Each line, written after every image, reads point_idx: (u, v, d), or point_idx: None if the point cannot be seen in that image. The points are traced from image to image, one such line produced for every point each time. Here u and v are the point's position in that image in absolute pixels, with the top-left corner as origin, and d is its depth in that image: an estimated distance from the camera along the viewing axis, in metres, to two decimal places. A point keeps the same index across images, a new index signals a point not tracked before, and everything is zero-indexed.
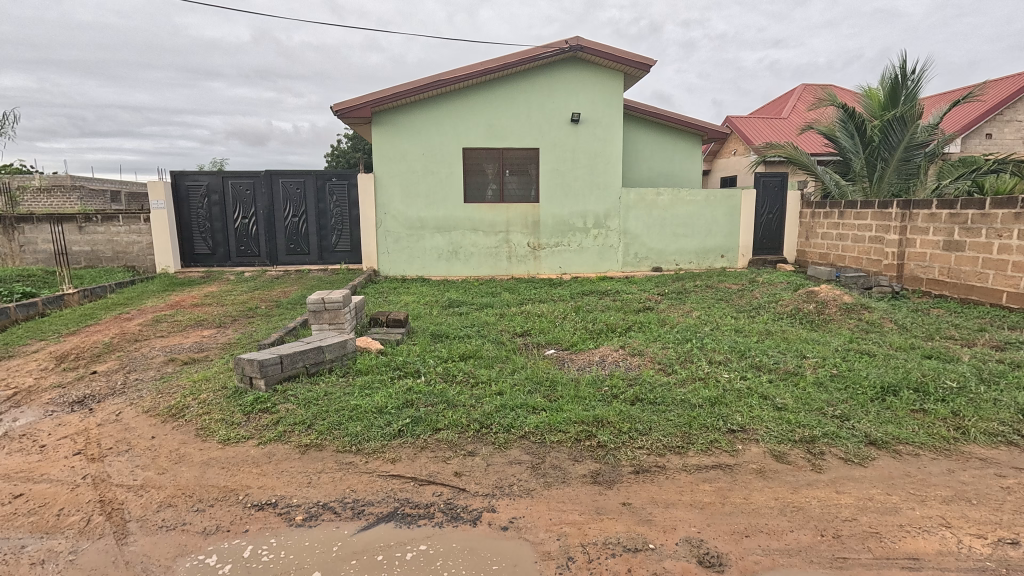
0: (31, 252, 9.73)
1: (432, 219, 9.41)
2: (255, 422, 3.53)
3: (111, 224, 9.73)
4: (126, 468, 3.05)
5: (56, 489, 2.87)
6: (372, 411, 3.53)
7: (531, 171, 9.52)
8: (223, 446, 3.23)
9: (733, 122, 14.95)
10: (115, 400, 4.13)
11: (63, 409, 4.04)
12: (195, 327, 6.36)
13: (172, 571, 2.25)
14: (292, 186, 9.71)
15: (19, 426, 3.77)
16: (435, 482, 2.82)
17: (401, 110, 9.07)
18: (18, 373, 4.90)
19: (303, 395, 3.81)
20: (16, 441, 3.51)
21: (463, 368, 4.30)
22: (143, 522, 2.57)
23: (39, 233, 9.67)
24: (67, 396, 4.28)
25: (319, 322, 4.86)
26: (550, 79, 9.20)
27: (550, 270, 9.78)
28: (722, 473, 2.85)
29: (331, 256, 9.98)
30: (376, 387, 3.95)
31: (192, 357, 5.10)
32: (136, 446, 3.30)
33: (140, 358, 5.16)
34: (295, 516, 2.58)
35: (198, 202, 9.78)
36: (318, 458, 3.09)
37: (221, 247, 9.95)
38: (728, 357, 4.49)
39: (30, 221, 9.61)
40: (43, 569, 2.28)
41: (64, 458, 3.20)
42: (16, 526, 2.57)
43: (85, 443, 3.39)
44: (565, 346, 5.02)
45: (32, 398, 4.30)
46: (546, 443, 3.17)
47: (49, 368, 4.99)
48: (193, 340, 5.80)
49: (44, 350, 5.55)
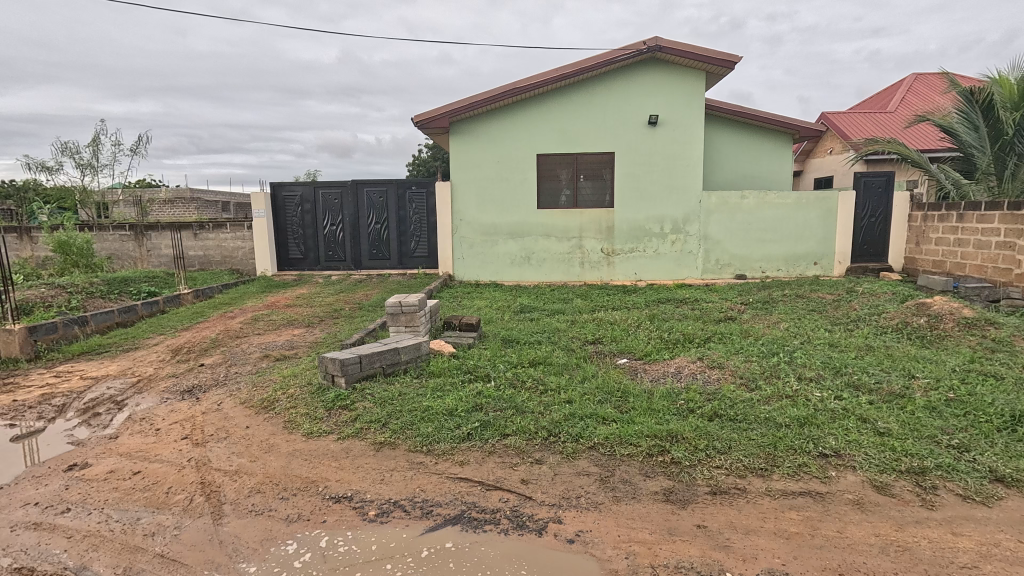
0: (156, 256, 11.05)
1: (506, 225, 9.52)
2: (335, 417, 3.73)
3: (221, 232, 10.82)
4: (224, 454, 3.34)
5: (166, 469, 3.20)
6: (443, 413, 3.61)
7: (606, 176, 9.36)
8: (306, 439, 3.45)
9: (828, 118, 13.81)
10: (217, 391, 4.56)
11: (175, 396, 4.52)
12: (287, 326, 6.88)
13: (260, 553, 2.42)
14: (375, 195, 10.25)
15: (141, 410, 4.27)
16: (502, 488, 2.83)
17: (476, 120, 9.28)
18: (142, 363, 5.55)
19: (380, 395, 3.97)
20: (137, 423, 3.97)
21: (534, 374, 4.29)
22: (236, 505, 2.80)
23: (163, 239, 10.96)
24: (180, 385, 4.79)
25: (395, 324, 5.06)
26: (626, 82, 9.02)
27: (625, 276, 9.52)
28: (813, 502, 2.60)
29: (409, 261, 10.42)
30: (447, 389, 4.03)
31: (283, 354, 5.52)
32: (233, 434, 3.61)
33: (240, 354, 5.66)
34: (368, 512, 2.69)
35: (293, 211, 10.58)
36: (391, 456, 3.20)
37: (312, 252, 10.69)
38: (821, 374, 4.12)
39: (156, 229, 10.91)
40: (152, 542, 2.53)
41: (174, 441, 3.58)
42: (134, 499, 2.90)
43: (192, 429, 3.76)
44: (639, 355, 4.85)
45: (152, 386, 4.86)
46: (616, 456, 3.07)
47: (166, 359, 5.62)
48: (285, 338, 6.27)
49: (163, 343, 6.26)
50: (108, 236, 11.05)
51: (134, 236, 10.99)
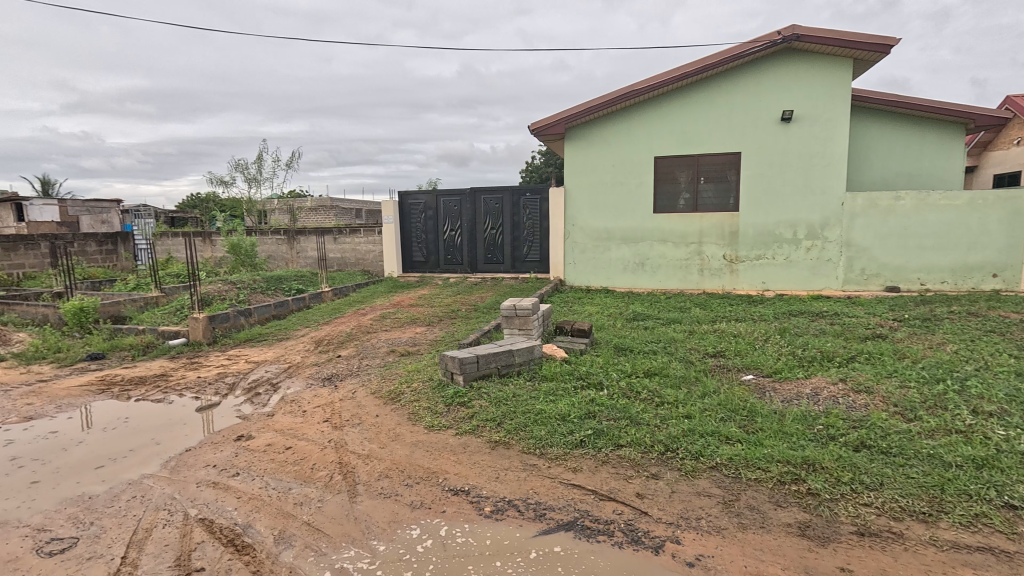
0: (303, 257, 12.56)
1: (620, 230, 9.33)
2: (454, 413, 3.94)
3: (356, 236, 12.00)
4: (358, 438, 3.69)
5: (312, 446, 3.62)
6: (556, 418, 3.63)
7: (730, 177, 8.76)
8: (428, 431, 3.69)
9: (1015, 103, 11.57)
10: (351, 380, 5.06)
11: (318, 382, 5.10)
12: (410, 324, 7.41)
13: (388, 533, 2.63)
14: (491, 201, 10.64)
15: (291, 392, 4.88)
16: (616, 499, 2.77)
17: (591, 125, 9.25)
18: (292, 351, 6.34)
19: (495, 394, 4.11)
20: (289, 404, 4.55)
21: (649, 385, 4.14)
22: (368, 486, 3.08)
23: (309, 243, 12.42)
24: (322, 373, 5.39)
25: (510, 326, 5.20)
26: (756, 76, 8.38)
27: (750, 285, 8.82)
28: (995, 561, 2.18)
29: (522, 265, 10.66)
30: (560, 394, 4.05)
31: (407, 350, 5.95)
32: (365, 421, 3.97)
33: (370, 348, 6.22)
34: (484, 507, 2.80)
35: (417, 217, 11.37)
36: (505, 455, 3.30)
37: (433, 255, 11.40)
38: (1006, 409, 3.44)
39: (304, 234, 12.40)
40: (301, 510, 2.87)
41: (318, 423, 4.03)
42: (286, 471, 3.32)
43: (331, 412, 4.21)
44: (767, 372, 4.46)
45: (299, 372, 5.52)
46: (741, 479, 2.85)
47: (311, 349, 6.36)
48: (408, 335, 6.76)
49: (309, 335, 7.09)
50: (267, 240, 12.80)
51: (286, 240, 12.59)
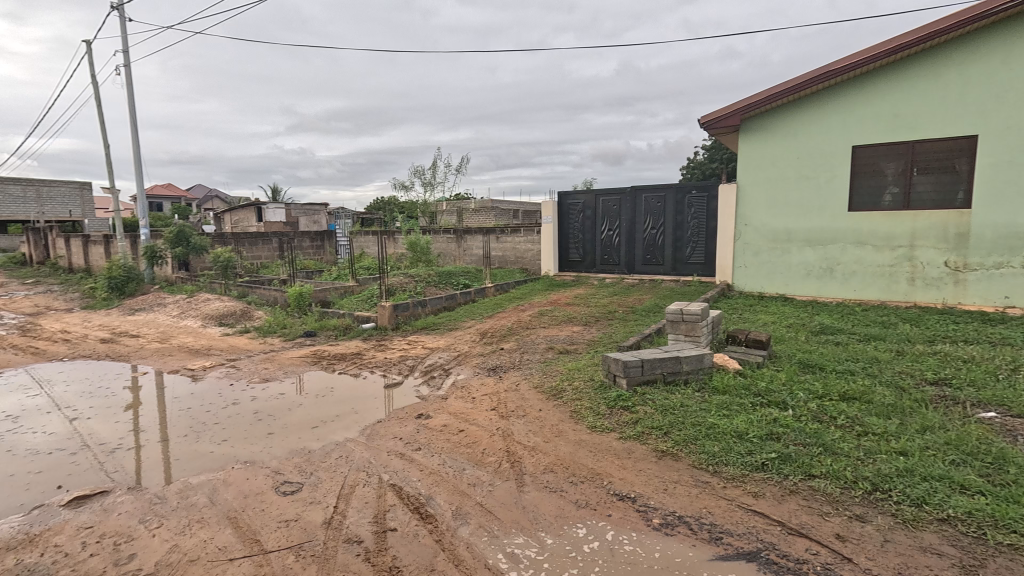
0: (468, 255, 13.54)
1: (803, 231, 8.24)
2: (617, 416, 3.85)
3: (516, 235, 12.57)
4: (523, 429, 3.83)
5: (481, 432, 3.86)
6: (732, 435, 3.32)
7: (961, 167, 7.15)
8: (591, 431, 3.67)
9: None
10: (515, 373, 5.29)
11: (484, 372, 5.44)
12: (568, 322, 7.49)
13: (555, 527, 2.67)
14: (653, 200, 10.24)
15: (461, 379, 5.29)
16: (809, 537, 2.43)
17: (773, 114, 8.33)
18: (460, 341, 6.87)
19: (661, 402, 3.92)
20: (460, 390, 4.93)
21: (847, 411, 3.56)
22: (534, 477, 3.17)
23: (474, 241, 13.35)
24: (487, 364, 5.74)
25: (675, 331, 4.92)
26: (1007, 39, 6.69)
27: (984, 300, 7.09)
28: None
29: (684, 267, 10.07)
30: (735, 409, 3.70)
31: (566, 348, 6.02)
32: (529, 413, 4.12)
33: (530, 343, 6.43)
34: (652, 518, 2.67)
35: (575, 217, 11.45)
36: (674, 467, 3.12)
37: (589, 255, 11.38)
38: None
39: (470, 233, 13.37)
40: (474, 491, 3.07)
41: (486, 410, 4.29)
42: (460, 452, 3.58)
43: (497, 402, 4.46)
44: (1019, 412, 3.51)
45: (467, 361, 5.96)
46: (987, 542, 2.28)
47: (477, 340, 6.81)
48: (566, 334, 6.84)
49: (474, 327, 7.62)
50: (439, 238, 14.07)
51: (455, 239, 13.70)
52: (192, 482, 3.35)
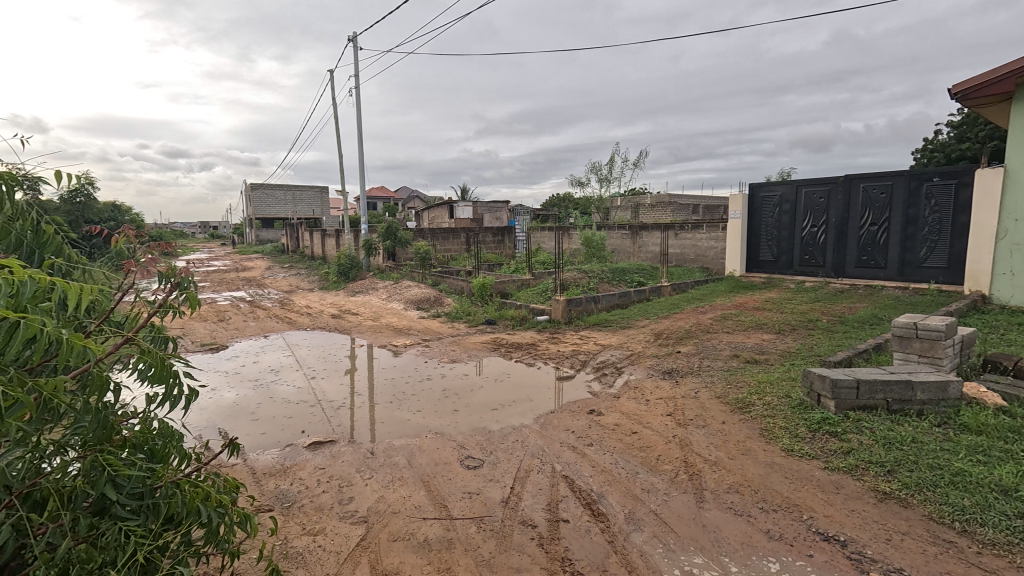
0: (643, 251, 13.09)
1: None
2: (820, 442, 3.35)
3: (697, 232, 11.76)
4: (704, 442, 3.59)
5: (657, 438, 3.73)
6: (992, 489, 2.59)
7: None
8: (786, 455, 3.27)
9: None
10: (693, 379, 4.95)
11: (659, 375, 5.21)
12: (756, 329, 6.73)
13: (740, 554, 2.42)
14: (875, 191, 8.58)
15: (634, 380, 5.15)
16: None
17: None
18: (633, 340, 6.68)
19: (882, 433, 3.27)
20: (633, 390, 4.82)
21: None
22: (715, 495, 2.93)
23: (651, 238, 12.85)
24: (662, 366, 5.48)
25: (904, 350, 4.06)
26: None
27: None
28: None
29: (915, 273, 8.23)
30: (997, 456, 2.88)
31: (754, 357, 5.41)
32: (710, 425, 3.85)
33: (711, 348, 5.93)
34: (868, 570, 2.23)
35: (769, 212, 10.20)
36: (901, 515, 2.57)
37: (785, 255, 10.05)
38: None
39: (646, 229, 12.91)
40: (647, 498, 2.95)
41: (661, 416, 4.13)
42: (633, 455, 3.50)
43: (674, 408, 4.26)
44: None
45: (640, 361, 5.77)
46: None
47: (651, 341, 6.55)
48: (754, 341, 6.14)
49: (648, 327, 7.34)
50: (614, 235, 13.90)
51: (630, 235, 13.38)
52: (396, 443, 3.87)
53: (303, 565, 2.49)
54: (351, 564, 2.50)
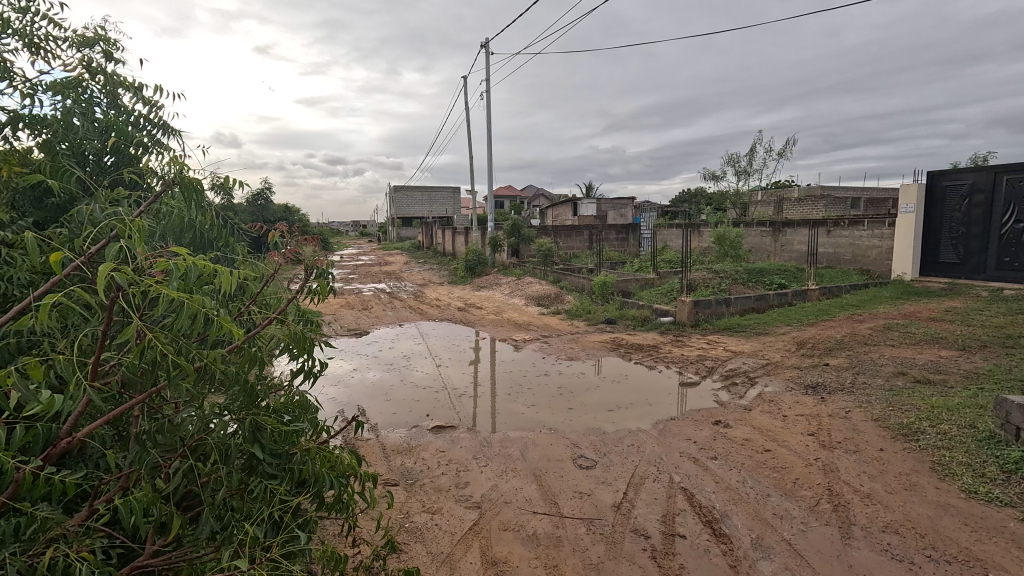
0: (787, 251, 11.77)
1: None
2: (1017, 488, 2.75)
3: (857, 229, 10.26)
4: (855, 469, 3.14)
5: (794, 458, 3.35)
6: None
7: None
8: (968, 498, 2.75)
9: None
10: (843, 397, 4.34)
11: (800, 389, 4.66)
12: (932, 344, 5.67)
13: None
14: None
15: (769, 392, 4.67)
16: None
17: None
18: (771, 348, 6.05)
19: None
20: (767, 403, 4.37)
21: None
22: (867, 533, 2.55)
23: (797, 236, 11.51)
24: (805, 379, 4.88)
25: None
26: None
27: None
28: None
29: None
30: None
31: (927, 377, 4.56)
32: (864, 451, 3.36)
33: (869, 363, 5.13)
34: None
35: None
36: None
37: None
38: None
39: (792, 226, 11.59)
40: (781, 524, 2.66)
41: (801, 434, 3.70)
42: (765, 474, 3.18)
43: (818, 428, 3.78)
44: None
45: (778, 372, 5.21)
46: None
47: (792, 350, 5.88)
48: (928, 358, 5.18)
49: (790, 334, 6.60)
50: (752, 232, 12.71)
51: (772, 232, 12.12)
52: (511, 435, 3.96)
53: (420, 539, 2.65)
54: (463, 545, 2.61)
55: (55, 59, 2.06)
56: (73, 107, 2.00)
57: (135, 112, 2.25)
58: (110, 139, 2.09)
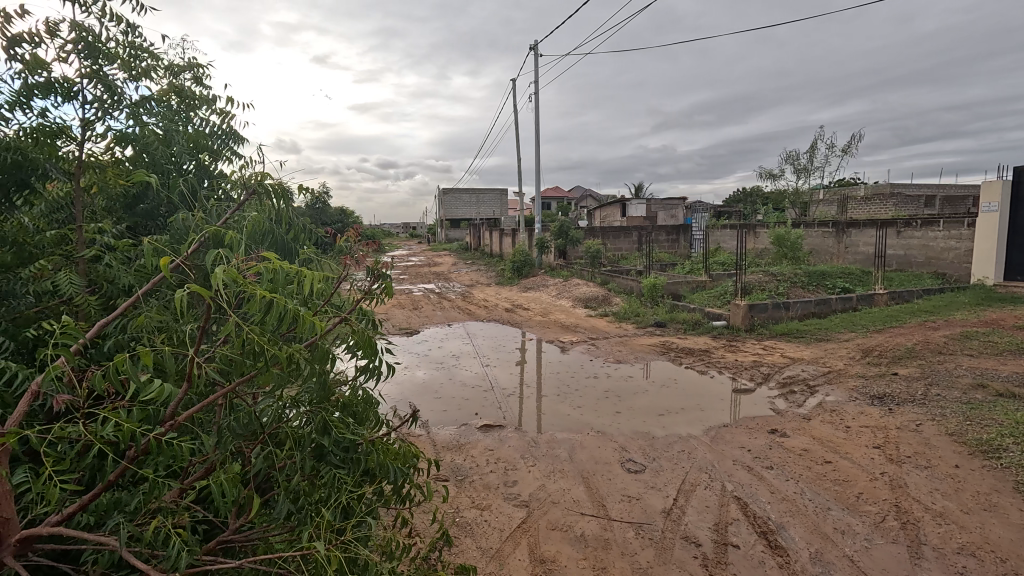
0: (852, 253, 11.12)
1: None
2: None
3: (931, 229, 9.58)
4: (926, 486, 2.96)
5: (858, 472, 3.19)
6: None
7: None
8: None
9: None
10: (914, 409, 4.07)
11: (864, 399, 4.42)
12: (1018, 354, 5.22)
13: None
14: None
15: (830, 401, 4.45)
16: None
17: None
18: (832, 356, 5.76)
19: None
20: (827, 413, 4.18)
21: None
22: (939, 554, 2.40)
23: (863, 237, 10.86)
24: (870, 389, 4.62)
25: None
26: None
27: None
28: None
29: None
30: None
31: (1011, 391, 4.21)
32: (936, 467, 3.15)
33: (944, 373, 4.79)
34: None
35: None
36: None
37: None
38: None
39: (858, 226, 10.95)
40: (843, 540, 2.55)
41: (865, 447, 3.52)
42: (825, 487, 3.05)
43: (884, 440, 3.58)
44: None
45: (840, 380, 4.95)
46: None
47: (856, 358, 5.57)
48: (1013, 369, 4.78)
49: (854, 341, 6.25)
50: (813, 233, 12.11)
51: (835, 233, 11.50)
52: (558, 436, 3.98)
53: (470, 534, 2.73)
54: (511, 543, 2.66)
55: (150, 81, 2.29)
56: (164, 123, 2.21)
57: (211, 124, 2.46)
58: (192, 149, 2.29)
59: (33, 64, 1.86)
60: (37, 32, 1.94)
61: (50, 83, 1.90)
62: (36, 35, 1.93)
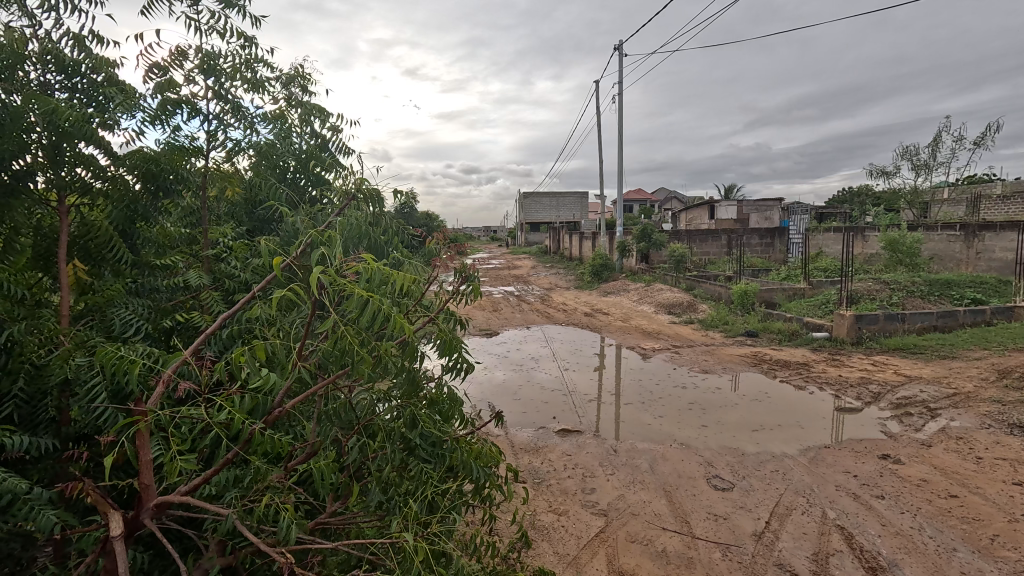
0: (985, 259, 9.74)
1: None
2: None
3: None
4: None
5: (992, 511, 2.78)
6: None
7: None
8: None
9: None
10: None
11: (1001, 427, 3.85)
12: None
13: None
14: None
15: (956, 427, 3.93)
16: None
17: None
18: (960, 376, 5.08)
19: None
20: (952, 440, 3.69)
21: None
22: None
23: (1000, 241, 9.46)
24: (1008, 416, 4.01)
25: None
26: None
27: None
28: None
29: None
30: None
31: None
32: None
33: None
34: None
35: None
36: None
37: None
38: None
39: (993, 229, 9.57)
40: None
41: (1002, 482, 3.06)
42: (950, 524, 2.69)
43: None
44: None
45: (969, 404, 4.35)
46: None
47: (990, 380, 4.87)
48: None
49: (987, 361, 5.46)
50: (935, 237, 10.77)
51: (963, 237, 10.15)
52: (639, 446, 3.86)
53: (547, 538, 2.72)
54: (589, 551, 2.62)
55: (267, 96, 2.55)
56: (277, 134, 2.45)
57: (318, 134, 2.68)
58: (300, 158, 2.51)
59: (165, 86, 2.16)
60: (167, 58, 2.25)
61: (181, 101, 2.17)
62: (168, 60, 2.24)
